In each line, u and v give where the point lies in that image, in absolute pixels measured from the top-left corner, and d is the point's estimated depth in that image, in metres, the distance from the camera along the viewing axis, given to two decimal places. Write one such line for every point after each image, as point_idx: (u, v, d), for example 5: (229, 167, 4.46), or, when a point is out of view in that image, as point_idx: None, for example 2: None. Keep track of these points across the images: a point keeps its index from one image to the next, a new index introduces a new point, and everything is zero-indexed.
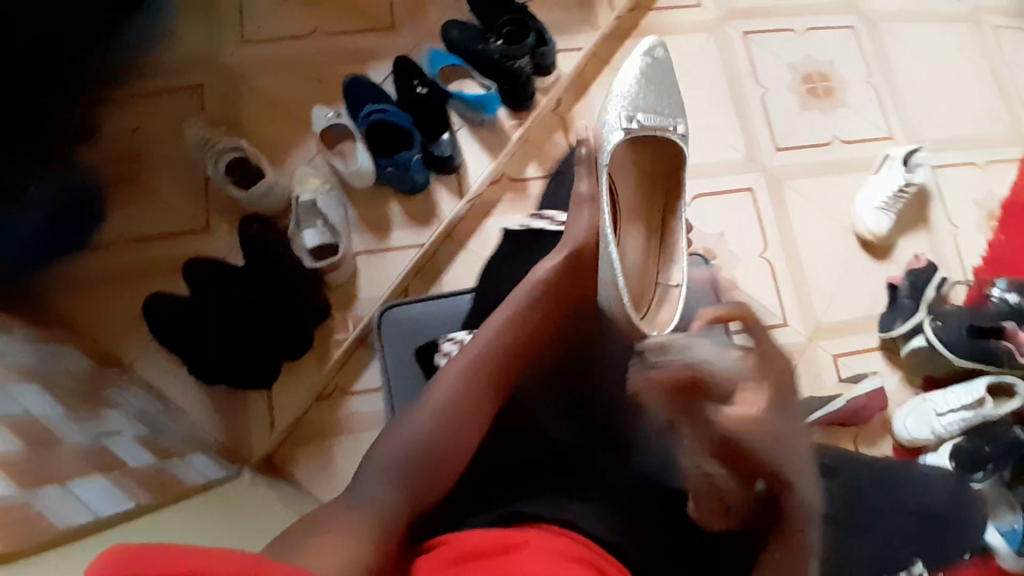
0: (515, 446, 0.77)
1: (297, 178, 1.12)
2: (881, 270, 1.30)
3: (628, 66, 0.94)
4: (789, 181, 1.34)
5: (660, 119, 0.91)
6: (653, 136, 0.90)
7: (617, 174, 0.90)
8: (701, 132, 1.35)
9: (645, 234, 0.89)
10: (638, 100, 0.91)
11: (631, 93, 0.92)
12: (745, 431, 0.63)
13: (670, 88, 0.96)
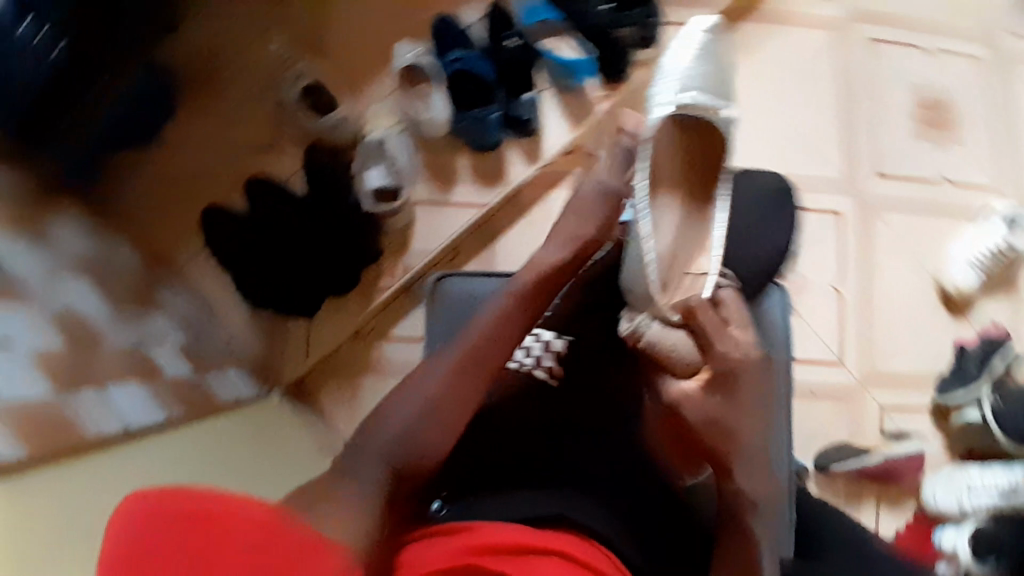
0: (521, 434, 0.75)
1: (371, 115, 1.11)
2: (950, 328, 1.23)
3: (688, 36, 0.84)
4: (881, 213, 1.25)
5: (714, 98, 0.80)
6: (705, 116, 0.79)
7: (658, 151, 0.79)
8: (799, 141, 1.25)
9: (680, 214, 0.80)
10: (693, 75, 0.81)
11: (687, 67, 0.82)
12: (698, 418, 0.69)
13: (729, 68, 0.85)
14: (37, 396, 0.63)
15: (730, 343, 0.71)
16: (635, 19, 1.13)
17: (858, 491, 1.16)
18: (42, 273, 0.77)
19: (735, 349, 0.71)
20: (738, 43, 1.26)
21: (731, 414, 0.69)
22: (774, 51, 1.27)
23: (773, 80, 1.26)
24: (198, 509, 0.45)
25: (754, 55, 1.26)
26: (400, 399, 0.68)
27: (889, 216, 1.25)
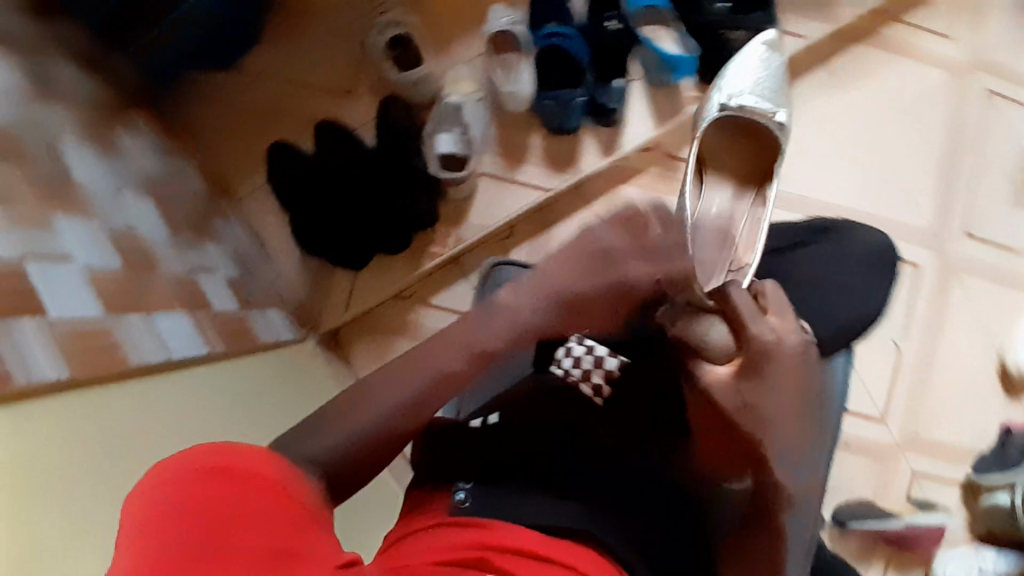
0: (538, 430, 0.68)
1: (451, 78, 1.07)
2: (1002, 407, 1.17)
3: (749, 53, 0.95)
4: (960, 275, 1.19)
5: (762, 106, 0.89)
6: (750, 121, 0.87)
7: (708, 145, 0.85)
8: (889, 183, 1.18)
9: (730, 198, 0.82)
10: (747, 90, 0.91)
11: (743, 85, 0.91)
12: (732, 406, 0.59)
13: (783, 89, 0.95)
14: (87, 316, 0.62)
15: (766, 331, 0.59)
16: (752, 23, 1.05)
17: (869, 552, 1.13)
18: (108, 186, 0.77)
19: (771, 334, 0.59)
20: (850, 67, 1.18)
21: (768, 401, 0.58)
22: (886, 82, 1.19)
23: (877, 111, 1.18)
24: (207, 457, 0.40)
25: (862, 81, 1.18)
26: (391, 371, 0.53)
27: (967, 280, 1.19)
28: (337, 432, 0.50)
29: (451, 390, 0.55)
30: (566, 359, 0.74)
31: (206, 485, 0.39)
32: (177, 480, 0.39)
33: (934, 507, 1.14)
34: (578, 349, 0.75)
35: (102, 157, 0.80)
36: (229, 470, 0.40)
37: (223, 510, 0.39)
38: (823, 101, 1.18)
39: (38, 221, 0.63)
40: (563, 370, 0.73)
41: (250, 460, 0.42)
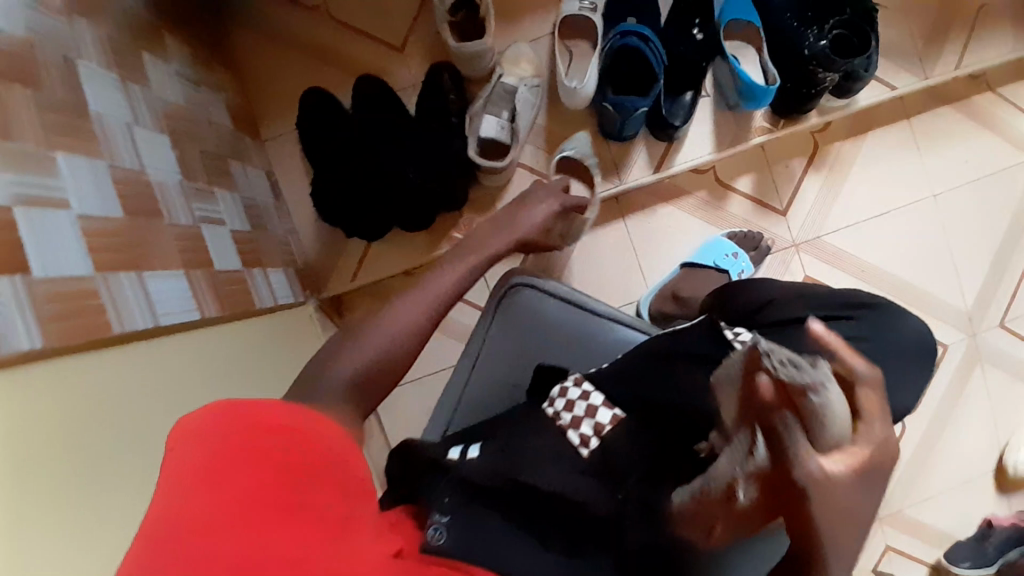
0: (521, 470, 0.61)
1: (510, 57, 0.99)
2: (992, 501, 1.14)
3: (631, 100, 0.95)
4: (987, 365, 1.14)
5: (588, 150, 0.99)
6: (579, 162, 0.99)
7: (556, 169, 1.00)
8: (938, 255, 1.12)
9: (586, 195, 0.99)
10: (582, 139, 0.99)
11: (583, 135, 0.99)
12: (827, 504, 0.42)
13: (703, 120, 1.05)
14: (77, 274, 0.57)
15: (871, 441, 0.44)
16: (848, 68, 0.94)
17: None
18: (122, 118, 0.71)
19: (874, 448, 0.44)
20: (931, 128, 1.11)
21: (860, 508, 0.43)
22: (963, 152, 1.11)
23: (944, 180, 1.11)
24: (264, 425, 0.42)
25: (935, 146, 1.11)
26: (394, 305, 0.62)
27: (992, 370, 1.13)
28: (364, 351, 0.57)
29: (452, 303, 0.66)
30: (558, 399, 0.67)
31: (273, 441, 0.41)
32: (228, 427, 0.41)
33: None
34: (574, 392, 0.67)
35: (122, 82, 0.73)
36: (301, 444, 0.43)
37: (272, 481, 0.40)
38: (891, 158, 1.11)
39: (39, 161, 0.57)
40: (555, 411, 0.67)
41: (325, 441, 0.44)
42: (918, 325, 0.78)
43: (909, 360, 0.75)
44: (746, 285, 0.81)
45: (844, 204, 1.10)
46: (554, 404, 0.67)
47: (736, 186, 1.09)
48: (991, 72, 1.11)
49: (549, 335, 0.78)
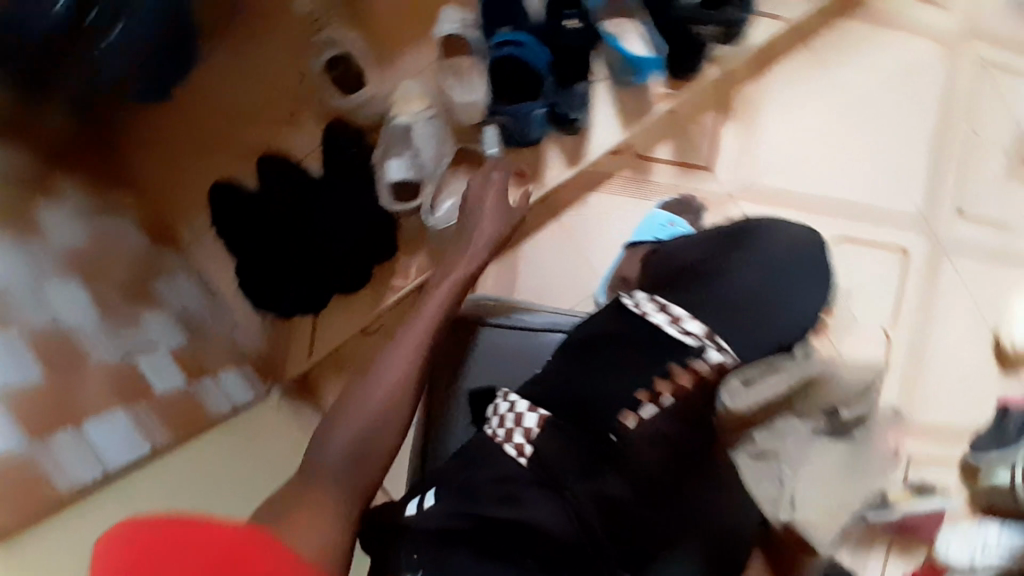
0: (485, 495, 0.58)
1: (399, 96, 0.97)
2: (996, 387, 1.13)
3: (528, 102, 0.95)
4: (954, 257, 1.13)
5: (492, 145, 0.98)
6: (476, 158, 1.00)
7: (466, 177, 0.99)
8: (875, 163, 1.11)
9: None
10: (490, 137, 0.98)
11: (491, 132, 0.98)
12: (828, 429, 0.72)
13: (604, 106, 1.04)
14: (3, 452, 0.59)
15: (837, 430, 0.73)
16: (727, 16, 0.97)
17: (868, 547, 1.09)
18: (25, 279, 0.71)
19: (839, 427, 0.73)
20: (835, 45, 1.11)
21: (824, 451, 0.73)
22: (871, 59, 1.11)
23: (857, 92, 1.11)
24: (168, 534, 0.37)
25: (840, 62, 1.10)
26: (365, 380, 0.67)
27: (961, 262, 1.13)
28: (350, 427, 0.63)
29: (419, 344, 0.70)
30: (494, 417, 0.62)
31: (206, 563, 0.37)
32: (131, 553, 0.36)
33: (925, 487, 1.11)
34: (504, 406, 0.62)
35: (18, 241, 0.73)
36: (250, 566, 0.38)
37: None
38: (799, 85, 1.10)
39: None
40: (492, 430, 0.62)
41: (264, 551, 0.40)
42: (818, 232, 0.74)
43: (811, 276, 0.71)
44: (657, 254, 0.76)
45: (766, 143, 1.09)
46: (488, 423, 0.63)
47: (657, 156, 1.09)
48: None
49: (499, 357, 0.76)
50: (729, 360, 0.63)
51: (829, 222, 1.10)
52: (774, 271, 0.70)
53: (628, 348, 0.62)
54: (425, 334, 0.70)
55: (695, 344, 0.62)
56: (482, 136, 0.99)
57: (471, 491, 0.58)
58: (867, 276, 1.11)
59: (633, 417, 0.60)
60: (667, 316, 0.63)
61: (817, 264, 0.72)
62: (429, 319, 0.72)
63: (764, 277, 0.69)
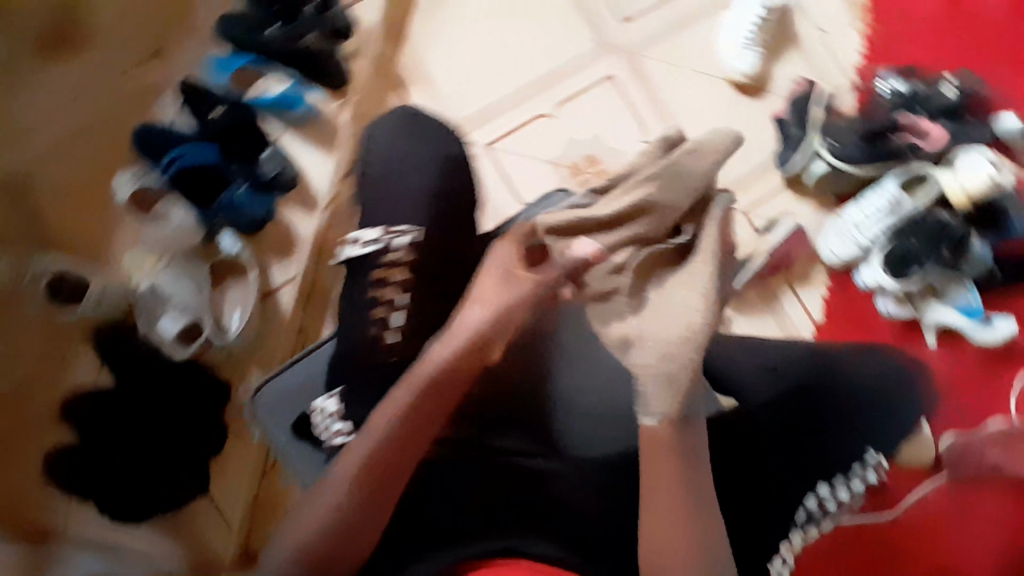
0: (437, 489, 0.74)
1: (130, 267, 1.00)
2: (760, 109, 1.24)
3: (228, 191, 1.00)
4: (649, 52, 1.24)
5: (237, 244, 1.01)
6: (234, 265, 1.02)
7: (236, 285, 1.02)
8: (535, 36, 1.22)
9: (294, 283, 1.05)
10: (232, 234, 1.01)
11: (229, 234, 1.01)
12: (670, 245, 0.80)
13: (304, 147, 1.09)
14: None
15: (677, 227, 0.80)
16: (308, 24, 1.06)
17: (773, 290, 1.22)
18: None
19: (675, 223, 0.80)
20: None
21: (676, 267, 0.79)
22: None
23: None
24: None
25: None
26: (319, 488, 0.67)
27: (659, 48, 1.24)
28: (303, 531, 0.66)
29: (378, 449, 0.66)
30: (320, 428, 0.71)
31: None
32: None
33: (779, 220, 1.22)
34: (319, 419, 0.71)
35: None
36: None
37: None
38: (435, 24, 1.19)
39: None
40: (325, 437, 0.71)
41: None
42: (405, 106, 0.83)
43: (415, 141, 0.79)
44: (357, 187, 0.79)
45: (447, 83, 1.18)
46: (321, 434, 0.71)
47: None
48: None
49: (317, 391, 0.74)
50: (416, 233, 0.74)
51: (539, 102, 1.21)
52: (411, 154, 0.78)
53: (360, 291, 0.73)
54: (365, 460, 0.65)
55: (376, 245, 0.73)
56: (222, 245, 1.01)
57: (449, 475, 0.75)
58: (602, 116, 1.22)
59: (381, 331, 0.73)
60: (353, 244, 0.74)
61: (422, 129, 0.80)
62: (374, 438, 0.66)
63: (404, 166, 0.78)
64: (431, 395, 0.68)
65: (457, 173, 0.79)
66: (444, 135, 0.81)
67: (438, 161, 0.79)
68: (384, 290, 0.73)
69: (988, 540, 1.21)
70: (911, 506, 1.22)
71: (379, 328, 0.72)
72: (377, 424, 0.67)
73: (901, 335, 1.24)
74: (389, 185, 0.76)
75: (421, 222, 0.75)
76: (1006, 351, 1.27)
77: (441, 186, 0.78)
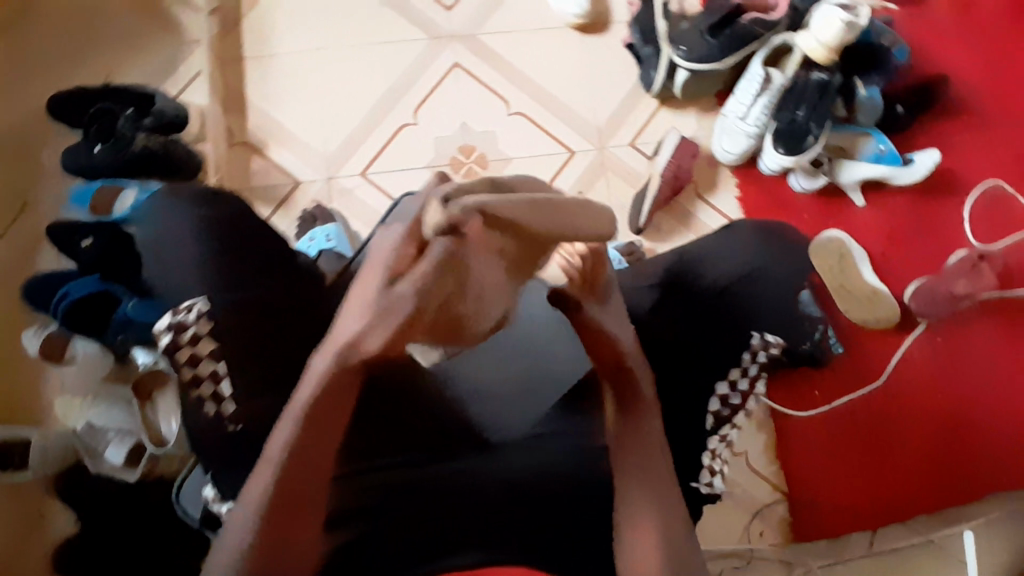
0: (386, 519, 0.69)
1: (65, 413, 1.06)
2: (609, 44, 1.24)
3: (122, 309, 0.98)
4: (483, 29, 1.24)
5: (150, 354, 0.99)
6: (152, 373, 0.99)
7: (161, 394, 1.01)
8: (371, 54, 1.21)
9: None
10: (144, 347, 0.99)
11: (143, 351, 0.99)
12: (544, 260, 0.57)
13: None
14: None
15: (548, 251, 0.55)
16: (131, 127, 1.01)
17: (684, 207, 1.21)
18: None
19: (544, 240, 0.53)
20: (254, 34, 1.19)
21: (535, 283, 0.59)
22: (284, 12, 1.21)
23: (303, 34, 1.20)
24: None
25: (271, 32, 1.20)
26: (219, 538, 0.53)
27: (491, 22, 1.24)
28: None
29: (285, 476, 0.52)
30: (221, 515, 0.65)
31: None
32: None
33: (664, 139, 1.20)
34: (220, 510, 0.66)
35: None
36: None
37: None
38: (268, 79, 1.18)
39: None
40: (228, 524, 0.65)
41: None
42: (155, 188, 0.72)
43: (167, 216, 0.68)
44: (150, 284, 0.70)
45: (299, 129, 1.17)
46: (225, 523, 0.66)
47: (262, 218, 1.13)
48: None
49: None
50: (195, 304, 0.64)
51: (396, 115, 1.20)
52: (168, 235, 0.67)
53: (180, 382, 0.64)
54: (273, 491, 0.52)
55: (169, 333, 0.63)
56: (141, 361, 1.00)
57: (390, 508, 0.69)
58: (464, 103, 1.22)
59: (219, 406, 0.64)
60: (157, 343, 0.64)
61: (169, 203, 0.68)
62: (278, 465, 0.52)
63: (167, 254, 0.67)
64: (336, 400, 0.51)
65: (227, 225, 0.67)
66: (188, 196, 0.68)
67: (194, 226, 0.66)
68: (200, 365, 0.63)
69: (982, 370, 1.19)
70: (898, 365, 1.19)
71: (215, 405, 0.63)
72: (270, 458, 0.52)
73: (826, 204, 1.22)
74: (165, 268, 0.67)
75: (200, 290, 0.64)
76: (937, 182, 1.24)
77: (215, 250, 0.66)
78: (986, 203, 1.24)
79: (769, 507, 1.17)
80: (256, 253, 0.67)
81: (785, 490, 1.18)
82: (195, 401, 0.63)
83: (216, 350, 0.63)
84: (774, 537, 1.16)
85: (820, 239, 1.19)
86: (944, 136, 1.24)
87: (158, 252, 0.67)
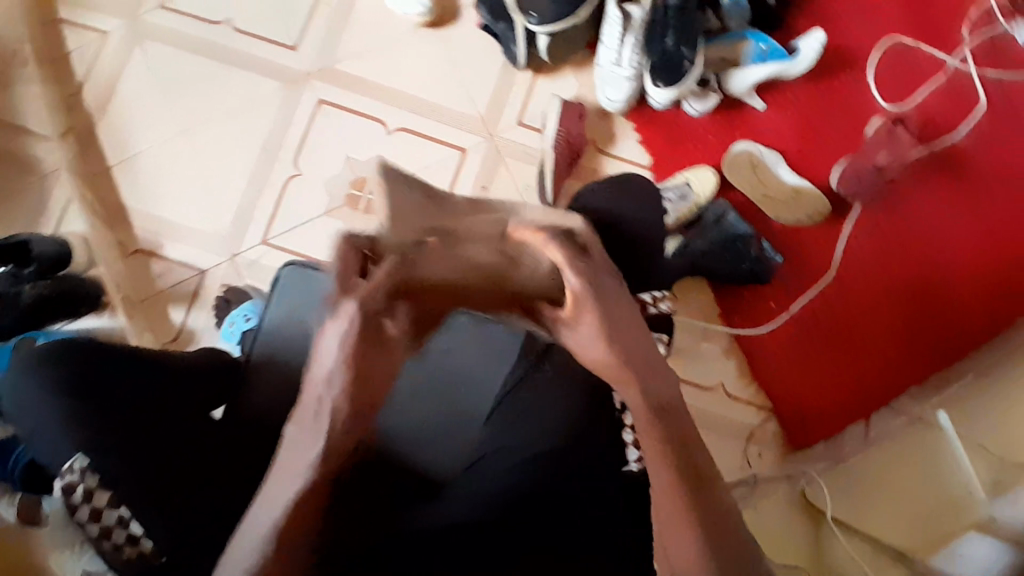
0: None
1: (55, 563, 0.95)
2: (464, 34, 1.20)
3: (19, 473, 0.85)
4: (337, 59, 1.20)
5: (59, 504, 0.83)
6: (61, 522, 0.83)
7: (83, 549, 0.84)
8: (232, 121, 1.18)
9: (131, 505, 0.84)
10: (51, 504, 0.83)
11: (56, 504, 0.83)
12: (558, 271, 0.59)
13: None
14: None
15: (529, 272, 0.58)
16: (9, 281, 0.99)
17: (588, 169, 1.18)
18: None
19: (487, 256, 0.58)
20: (112, 142, 1.16)
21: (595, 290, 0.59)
22: (132, 109, 1.17)
23: (158, 125, 1.17)
24: None
25: (127, 134, 1.17)
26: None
27: (342, 50, 1.20)
28: None
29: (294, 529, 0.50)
30: None
31: None
32: None
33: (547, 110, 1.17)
34: None
35: None
36: None
37: None
38: (141, 182, 1.16)
39: None
40: None
41: None
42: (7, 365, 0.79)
43: (26, 388, 0.73)
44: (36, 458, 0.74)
45: (186, 220, 1.15)
46: None
47: (181, 317, 1.12)
48: (60, 93, 1.18)
49: None
50: (76, 462, 0.69)
51: (278, 172, 1.17)
52: (34, 403, 0.72)
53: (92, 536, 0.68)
54: None
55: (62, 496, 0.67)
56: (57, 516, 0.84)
57: None
58: (344, 137, 1.18)
59: (135, 544, 0.68)
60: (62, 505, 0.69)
61: (22, 375, 0.74)
62: None
63: (36, 423, 0.72)
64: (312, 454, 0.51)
65: (91, 373, 0.74)
66: (45, 357, 0.74)
67: (51, 388, 0.72)
68: (103, 516, 0.67)
69: (927, 231, 1.18)
70: (844, 255, 1.18)
71: (131, 546, 0.68)
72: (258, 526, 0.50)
73: (727, 119, 1.19)
74: (50, 436, 0.71)
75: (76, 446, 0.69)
76: (833, 59, 1.20)
77: (73, 402, 0.71)
78: (890, 63, 1.20)
79: (761, 428, 1.16)
80: (126, 388, 0.74)
81: (771, 406, 1.17)
82: (111, 550, 0.67)
83: (113, 497, 0.68)
84: (772, 455, 1.16)
85: (731, 154, 1.17)
86: (825, 13, 1.20)
87: (34, 424, 0.72)
